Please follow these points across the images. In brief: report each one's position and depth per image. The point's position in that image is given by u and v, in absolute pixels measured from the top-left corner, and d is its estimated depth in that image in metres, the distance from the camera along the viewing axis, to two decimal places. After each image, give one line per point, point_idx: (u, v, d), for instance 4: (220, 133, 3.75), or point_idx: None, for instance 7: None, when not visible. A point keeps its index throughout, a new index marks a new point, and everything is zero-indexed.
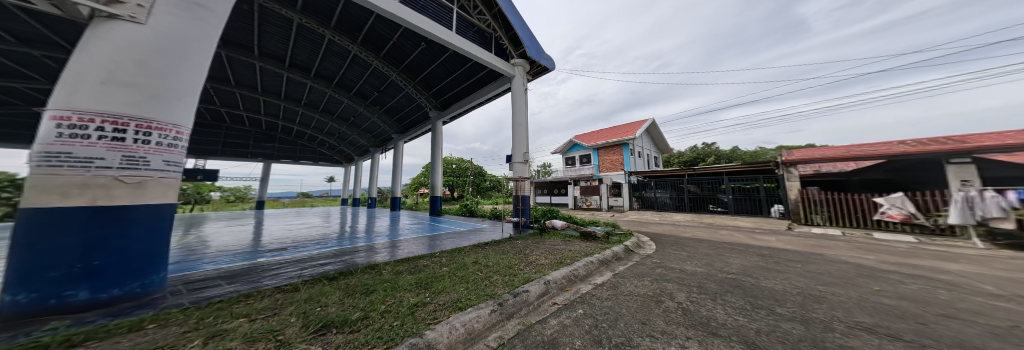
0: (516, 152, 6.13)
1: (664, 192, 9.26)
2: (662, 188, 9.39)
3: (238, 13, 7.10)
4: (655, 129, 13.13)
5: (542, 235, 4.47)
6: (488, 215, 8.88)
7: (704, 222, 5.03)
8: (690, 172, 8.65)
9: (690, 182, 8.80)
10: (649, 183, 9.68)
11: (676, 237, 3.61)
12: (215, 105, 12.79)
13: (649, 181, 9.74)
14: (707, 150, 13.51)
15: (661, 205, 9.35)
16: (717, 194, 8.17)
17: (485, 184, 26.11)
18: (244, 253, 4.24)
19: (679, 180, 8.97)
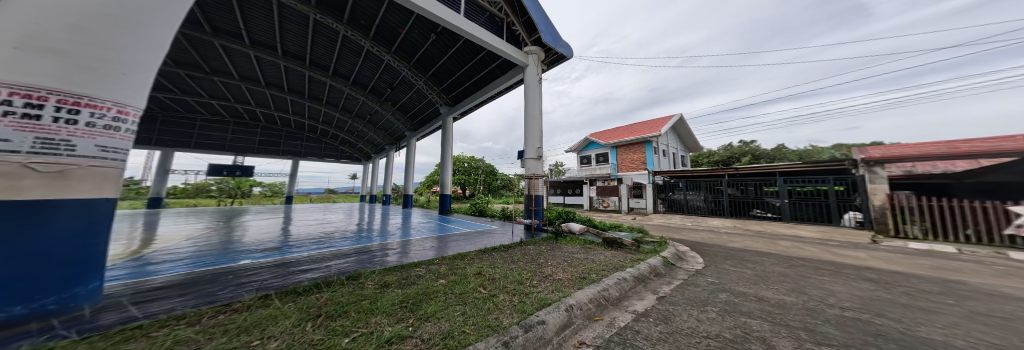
0: (529, 147, 5.59)
1: (698, 194, 8.38)
2: (694, 190, 8.52)
3: (260, 13, 7.20)
4: (681, 125, 12.08)
5: (558, 240, 3.92)
6: (498, 216, 8.37)
7: (751, 230, 4.23)
8: (732, 172, 7.70)
9: (730, 184, 7.84)
10: (678, 184, 8.86)
11: (725, 248, 2.91)
12: (250, 105, 13.41)
13: (677, 182, 8.93)
14: (741, 149, 12.16)
15: (692, 209, 8.46)
16: (765, 197, 7.17)
17: (497, 183, 25.79)
18: (250, 251, 4.07)
19: (717, 181, 8.05)
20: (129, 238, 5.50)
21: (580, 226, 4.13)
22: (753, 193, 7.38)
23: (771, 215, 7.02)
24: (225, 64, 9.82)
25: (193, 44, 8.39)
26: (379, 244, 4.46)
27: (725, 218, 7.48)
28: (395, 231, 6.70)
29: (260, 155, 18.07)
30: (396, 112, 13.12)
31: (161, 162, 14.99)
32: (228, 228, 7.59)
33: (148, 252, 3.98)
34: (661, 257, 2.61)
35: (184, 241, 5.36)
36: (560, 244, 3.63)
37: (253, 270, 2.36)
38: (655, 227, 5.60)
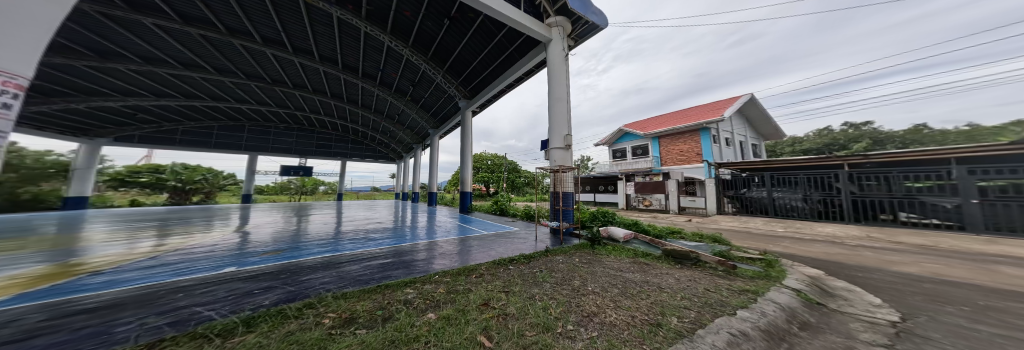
0: (554, 136, 4.72)
1: (790, 192, 6.60)
2: (784, 187, 6.76)
3: (294, 19, 7.39)
4: (752, 107, 10.10)
5: (594, 250, 3.03)
6: (521, 215, 7.58)
7: (908, 246, 3.11)
8: (859, 159, 5.79)
9: (857, 179, 5.83)
10: (753, 179, 7.29)
11: (896, 288, 1.76)
12: (306, 111, 14.76)
13: (751, 177, 7.32)
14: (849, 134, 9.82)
15: (785, 210, 6.62)
16: (921, 198, 5.09)
17: (520, 181, 25.06)
18: (261, 254, 3.82)
19: (829, 175, 6.14)
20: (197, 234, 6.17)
21: (625, 232, 3.20)
22: (895, 189, 5.38)
23: (920, 218, 5.10)
24: (269, 74, 10.55)
25: (252, 55, 9.07)
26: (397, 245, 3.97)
27: (840, 222, 5.78)
28: (419, 231, 6.33)
29: (317, 157, 19.32)
30: (419, 110, 13.11)
31: (251, 164, 17.10)
32: (281, 225, 8.01)
33: (187, 253, 4.00)
34: (794, 293, 1.61)
35: (231, 239, 5.52)
36: (602, 255, 2.75)
37: (203, 292, 1.90)
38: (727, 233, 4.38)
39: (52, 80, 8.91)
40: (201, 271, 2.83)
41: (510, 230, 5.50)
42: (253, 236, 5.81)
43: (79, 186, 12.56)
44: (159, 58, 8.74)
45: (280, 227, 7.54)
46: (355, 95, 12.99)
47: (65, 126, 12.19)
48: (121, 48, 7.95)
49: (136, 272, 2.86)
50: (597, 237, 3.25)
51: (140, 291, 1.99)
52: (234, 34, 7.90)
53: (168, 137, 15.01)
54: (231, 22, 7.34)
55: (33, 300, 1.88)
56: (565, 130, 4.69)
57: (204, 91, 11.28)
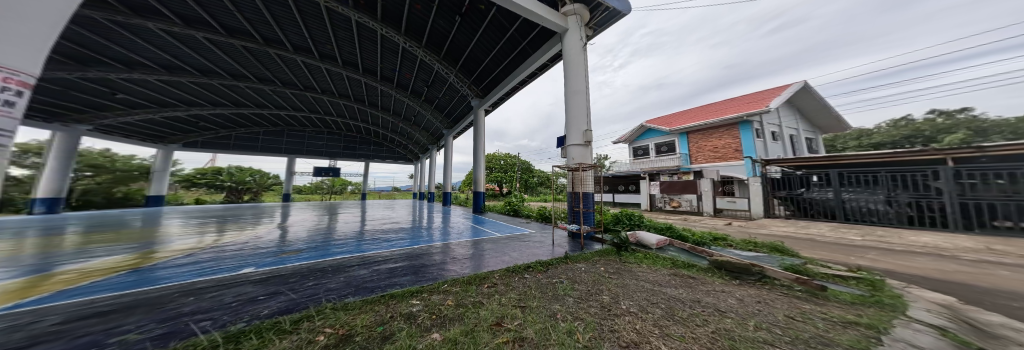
0: (572, 131, 4.39)
1: (864, 192, 5.51)
2: (855, 186, 5.65)
3: (318, 26, 7.73)
4: (804, 98, 9.04)
5: (621, 256, 2.69)
6: (535, 216, 7.23)
7: None
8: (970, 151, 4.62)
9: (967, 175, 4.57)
10: (810, 176, 6.31)
11: None
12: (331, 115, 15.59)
13: (808, 175, 6.33)
14: (925, 126, 8.43)
15: (858, 213, 5.52)
16: None
17: (534, 180, 24.73)
18: (281, 254, 3.88)
19: (921, 172, 4.95)
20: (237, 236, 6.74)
21: (657, 238, 2.81)
22: None
23: None
24: (298, 80, 11.20)
25: (286, 63, 9.67)
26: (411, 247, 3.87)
27: (920, 228, 4.86)
28: (433, 231, 6.28)
29: (344, 157, 20.74)
30: (433, 111, 13.29)
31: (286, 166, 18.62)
32: (308, 226, 8.44)
33: (221, 253, 4.19)
34: (918, 329, 1.19)
35: (262, 240, 5.79)
36: (632, 264, 2.40)
37: (210, 297, 1.83)
38: (782, 242, 3.80)
39: (122, 93, 10.12)
40: (219, 272, 2.85)
41: (524, 231, 5.28)
42: (283, 239, 6.20)
43: (157, 185, 14.52)
44: (211, 69, 9.66)
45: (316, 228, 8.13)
46: (375, 98, 13.48)
47: (137, 134, 13.94)
48: (173, 61, 8.81)
49: (166, 272, 2.96)
50: (625, 243, 2.88)
51: (153, 294, 1.97)
52: (270, 44, 8.47)
53: (225, 142, 17.11)
54: (264, 32, 7.86)
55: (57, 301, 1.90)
56: (584, 126, 4.33)
57: (243, 98, 12.29)
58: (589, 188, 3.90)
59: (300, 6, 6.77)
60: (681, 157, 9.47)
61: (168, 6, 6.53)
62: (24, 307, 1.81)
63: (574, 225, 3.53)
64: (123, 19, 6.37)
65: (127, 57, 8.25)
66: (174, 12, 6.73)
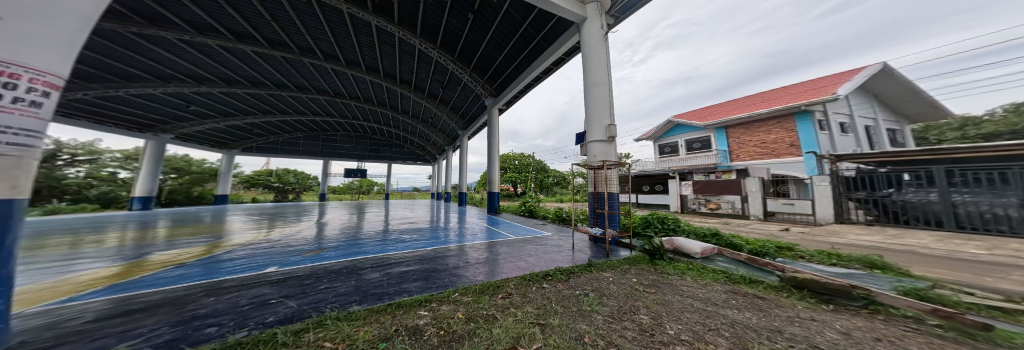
0: (593, 127, 4.00)
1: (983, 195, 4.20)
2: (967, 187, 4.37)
3: (342, 33, 8.24)
4: (879, 83, 7.85)
5: (654, 266, 2.33)
6: (552, 218, 6.86)
7: None
8: None
9: None
10: (895, 176, 5.12)
11: None
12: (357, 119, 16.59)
13: (888, 174, 5.17)
14: None
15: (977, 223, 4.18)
16: None
17: (549, 181, 24.21)
18: (308, 252, 4.06)
19: None
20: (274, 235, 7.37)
21: (701, 246, 2.42)
22: None
23: None
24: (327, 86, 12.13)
25: (317, 70, 10.53)
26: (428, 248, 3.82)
27: None
28: (450, 230, 6.28)
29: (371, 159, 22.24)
30: (449, 112, 13.53)
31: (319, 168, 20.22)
32: (337, 225, 9.07)
33: (261, 249, 4.53)
34: None
35: (296, 238, 6.22)
36: (673, 277, 2.02)
37: (233, 293, 1.79)
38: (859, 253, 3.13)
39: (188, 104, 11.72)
40: (253, 269, 3.00)
41: (540, 233, 5.03)
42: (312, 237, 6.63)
43: (224, 185, 17.85)
44: (256, 78, 10.95)
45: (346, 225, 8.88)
46: (395, 101, 14.13)
47: (209, 138, 16.63)
48: (225, 71, 10.03)
49: (212, 266, 3.21)
50: (660, 250, 2.50)
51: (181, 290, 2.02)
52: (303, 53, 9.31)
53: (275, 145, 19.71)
54: (297, 41, 8.61)
55: (108, 292, 2.03)
56: (606, 120, 3.91)
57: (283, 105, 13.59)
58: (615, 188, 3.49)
59: (327, 15, 7.27)
60: (719, 154, 8.57)
61: (216, 21, 7.41)
62: (87, 294, 1.97)
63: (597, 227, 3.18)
64: (189, 37, 7.57)
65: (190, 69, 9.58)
66: (222, 27, 7.65)
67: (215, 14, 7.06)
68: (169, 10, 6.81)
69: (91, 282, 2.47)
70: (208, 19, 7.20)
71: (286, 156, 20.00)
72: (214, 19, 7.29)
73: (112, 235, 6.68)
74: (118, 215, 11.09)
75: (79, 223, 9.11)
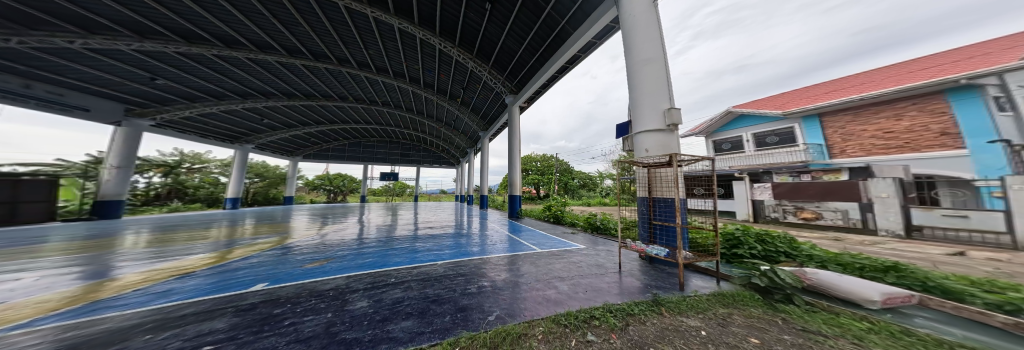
0: (640, 112, 2.93)
1: None
2: None
3: (370, 40, 8.74)
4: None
5: (779, 315, 1.36)
6: (582, 225, 5.85)
7: None
8: None
9: None
10: None
11: None
12: (386, 123, 17.65)
13: None
14: None
15: None
16: None
17: (574, 183, 22.99)
18: (325, 257, 3.88)
19: None
20: (314, 236, 8.01)
21: (881, 292, 1.42)
22: None
23: None
24: (361, 90, 13.23)
25: (352, 77, 11.68)
26: (445, 258, 3.35)
27: None
28: (471, 234, 5.86)
29: (403, 163, 23.64)
30: (470, 113, 13.66)
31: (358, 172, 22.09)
32: (371, 227, 9.55)
33: (289, 255, 4.49)
34: None
35: (328, 245, 6.31)
36: (848, 347, 1.07)
37: (184, 326, 1.38)
38: None
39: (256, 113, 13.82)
40: (269, 270, 2.78)
41: (570, 244, 4.28)
42: (342, 241, 6.93)
43: (289, 188, 20.74)
44: (302, 87, 12.47)
45: (374, 227, 9.33)
46: (420, 105, 14.81)
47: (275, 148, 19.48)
48: (280, 80, 11.59)
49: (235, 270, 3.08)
50: (789, 291, 1.51)
51: (149, 304, 1.75)
52: (341, 62, 10.41)
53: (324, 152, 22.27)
54: (334, 50, 9.55)
55: (96, 304, 1.78)
56: (663, 102, 2.75)
57: (327, 109, 15.32)
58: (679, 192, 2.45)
59: (355, 23, 7.80)
60: (812, 148, 7.05)
61: (268, 34, 8.55)
62: (74, 307, 1.73)
63: (659, 246, 2.19)
64: (253, 54, 9.16)
65: (258, 82, 11.45)
66: (275, 40, 8.87)
67: (265, 25, 8.10)
68: (231, 27, 8.05)
69: (119, 284, 2.39)
70: (260, 32, 8.34)
71: (332, 161, 22.34)
72: (266, 32, 8.42)
73: (205, 237, 7.93)
74: (215, 214, 13.83)
75: (188, 221, 11.69)
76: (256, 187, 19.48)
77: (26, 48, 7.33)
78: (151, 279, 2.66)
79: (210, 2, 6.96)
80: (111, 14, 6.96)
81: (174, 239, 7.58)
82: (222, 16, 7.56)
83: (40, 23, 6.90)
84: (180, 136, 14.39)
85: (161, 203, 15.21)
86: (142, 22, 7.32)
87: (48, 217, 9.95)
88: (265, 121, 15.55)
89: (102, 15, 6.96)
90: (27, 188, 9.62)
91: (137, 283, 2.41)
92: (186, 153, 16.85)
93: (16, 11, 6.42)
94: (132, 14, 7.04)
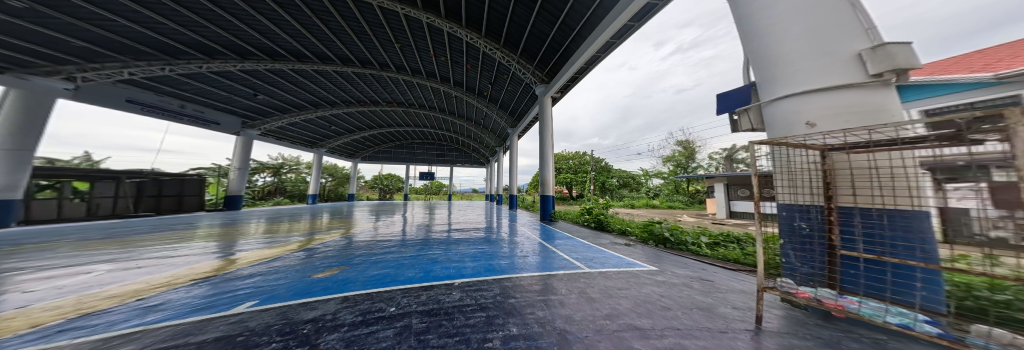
0: (782, 64, 1.70)
1: None
2: None
3: (403, 41, 9.06)
4: None
5: None
6: (631, 234, 4.70)
7: None
8: None
9: None
10: None
11: None
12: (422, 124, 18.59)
13: None
14: None
15: None
16: None
17: (612, 183, 20.96)
18: (339, 259, 3.60)
19: None
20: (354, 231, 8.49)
21: None
22: None
23: None
24: (400, 94, 14.05)
25: (390, 81, 12.52)
26: (466, 274, 2.72)
27: None
28: (499, 238, 5.23)
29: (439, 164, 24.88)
30: (498, 110, 13.57)
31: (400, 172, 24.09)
32: (410, 224, 9.80)
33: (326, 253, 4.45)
34: None
35: (367, 242, 6.41)
36: None
37: None
38: None
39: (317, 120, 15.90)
40: (285, 275, 2.46)
41: (621, 259, 3.25)
42: (374, 238, 7.08)
43: (348, 187, 23.75)
44: (352, 95, 13.79)
45: (408, 225, 9.60)
46: (452, 105, 15.15)
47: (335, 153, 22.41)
48: (337, 90, 12.97)
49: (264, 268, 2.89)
50: None
51: (101, 327, 1.39)
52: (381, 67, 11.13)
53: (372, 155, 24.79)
54: (376, 55, 10.14)
55: (78, 319, 1.50)
56: (855, 45, 1.47)
57: (372, 115, 16.77)
58: (929, 201, 1.30)
59: (390, 24, 8.03)
60: None
61: (327, 47, 9.45)
62: (57, 321, 1.48)
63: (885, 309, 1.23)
64: (315, 66, 10.25)
65: (321, 93, 13.01)
66: (332, 52, 9.80)
67: (322, 38, 8.95)
68: (299, 43, 9.12)
69: (150, 282, 2.22)
70: (320, 45, 9.25)
71: (379, 163, 24.69)
72: (324, 45, 9.35)
73: (276, 228, 9.15)
74: (295, 208, 16.62)
75: (275, 213, 14.19)
76: (328, 185, 22.75)
77: (172, 74, 9.34)
78: (165, 277, 2.52)
79: (281, 20, 7.89)
80: (221, 40, 8.44)
81: (255, 229, 8.91)
82: (291, 32, 8.51)
83: (179, 53, 8.70)
84: (275, 145, 17.24)
85: (264, 198, 19.08)
86: (239, 43, 8.69)
87: (199, 208, 13.76)
88: (332, 128, 17.70)
89: (215, 41, 8.45)
90: (188, 185, 13.25)
91: (165, 282, 2.23)
92: (287, 157, 20.94)
93: (164, 45, 8.17)
94: (232, 38, 8.38)
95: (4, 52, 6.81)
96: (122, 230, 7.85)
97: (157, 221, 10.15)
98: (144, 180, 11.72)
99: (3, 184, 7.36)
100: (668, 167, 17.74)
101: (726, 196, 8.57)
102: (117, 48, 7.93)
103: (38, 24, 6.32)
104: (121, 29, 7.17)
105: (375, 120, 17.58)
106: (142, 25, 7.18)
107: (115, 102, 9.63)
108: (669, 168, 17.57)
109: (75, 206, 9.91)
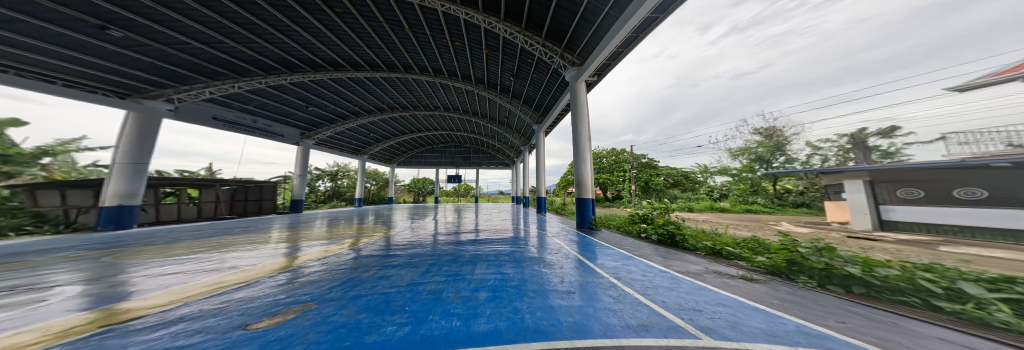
0: None
1: None
2: None
3: (421, 37, 8.67)
4: None
5: None
6: (743, 260, 2.95)
7: None
8: None
9: None
10: None
11: None
12: (451, 126, 18.82)
13: None
14: None
15: None
16: None
17: (661, 182, 18.04)
18: (329, 275, 2.90)
19: None
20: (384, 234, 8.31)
21: None
22: None
23: None
24: (427, 97, 13.98)
25: (416, 85, 12.58)
26: (477, 334, 1.57)
27: None
28: (528, 255, 3.97)
29: (470, 166, 25.00)
30: (523, 106, 12.62)
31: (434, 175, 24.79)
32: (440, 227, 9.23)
33: (337, 261, 3.81)
34: None
35: (389, 247, 5.76)
36: None
37: None
38: None
39: (359, 128, 17.20)
40: (221, 321, 1.63)
41: (762, 309, 1.71)
42: (397, 242, 6.62)
43: (390, 191, 25.27)
44: (384, 102, 14.35)
45: (436, 228, 9.09)
46: (477, 106, 14.70)
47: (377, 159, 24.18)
48: (371, 98, 13.56)
49: (231, 291, 2.21)
50: None
51: None
52: (407, 71, 11.12)
53: None
54: (400, 57, 10.02)
55: None
56: None
57: (404, 120, 17.44)
58: None
59: (408, 20, 7.65)
60: None
61: (356, 52, 9.59)
62: None
63: None
64: (349, 73, 10.61)
65: (358, 101, 13.74)
66: (362, 58, 9.98)
67: (351, 44, 9.06)
68: (333, 51, 9.41)
69: (52, 327, 1.55)
70: (350, 51, 9.41)
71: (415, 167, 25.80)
72: (354, 53, 9.58)
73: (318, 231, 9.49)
74: (344, 211, 18.10)
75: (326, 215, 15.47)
76: (373, 189, 24.56)
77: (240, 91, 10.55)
78: (113, 303, 2.03)
79: (314, 29, 8.09)
80: (271, 54, 9.09)
81: (300, 231, 9.35)
82: (323, 39, 8.67)
83: (243, 71, 9.70)
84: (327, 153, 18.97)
85: (323, 202, 21.41)
86: (284, 56, 9.26)
87: (273, 210, 16.07)
88: (372, 135, 18.88)
89: (266, 56, 9.14)
90: (264, 190, 15.39)
91: (66, 327, 1.56)
92: (341, 165, 23.08)
93: (230, 64, 9.11)
94: (278, 51, 8.92)
95: (123, 80, 8.23)
96: (204, 231, 8.95)
97: (236, 223, 11.59)
98: (234, 187, 13.84)
99: (125, 192, 8.87)
100: (739, 163, 14.28)
101: (872, 198, 6.11)
102: (196, 70, 9.02)
103: (135, 52, 7.37)
104: (195, 50, 8.07)
105: (407, 125, 18.18)
106: (209, 45, 7.98)
107: (204, 120, 11.11)
108: (740, 163, 14.08)
109: (189, 209, 11.87)
